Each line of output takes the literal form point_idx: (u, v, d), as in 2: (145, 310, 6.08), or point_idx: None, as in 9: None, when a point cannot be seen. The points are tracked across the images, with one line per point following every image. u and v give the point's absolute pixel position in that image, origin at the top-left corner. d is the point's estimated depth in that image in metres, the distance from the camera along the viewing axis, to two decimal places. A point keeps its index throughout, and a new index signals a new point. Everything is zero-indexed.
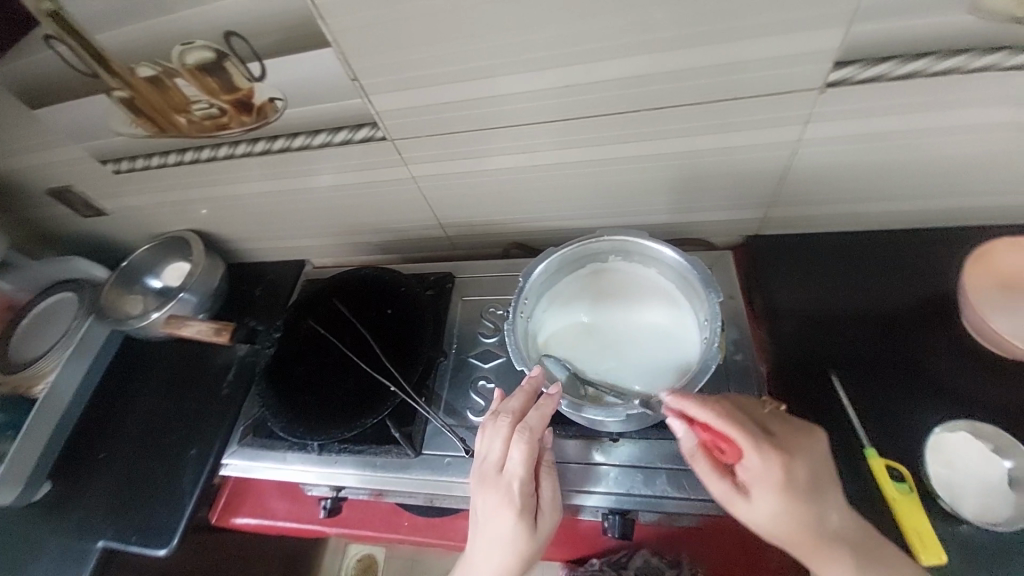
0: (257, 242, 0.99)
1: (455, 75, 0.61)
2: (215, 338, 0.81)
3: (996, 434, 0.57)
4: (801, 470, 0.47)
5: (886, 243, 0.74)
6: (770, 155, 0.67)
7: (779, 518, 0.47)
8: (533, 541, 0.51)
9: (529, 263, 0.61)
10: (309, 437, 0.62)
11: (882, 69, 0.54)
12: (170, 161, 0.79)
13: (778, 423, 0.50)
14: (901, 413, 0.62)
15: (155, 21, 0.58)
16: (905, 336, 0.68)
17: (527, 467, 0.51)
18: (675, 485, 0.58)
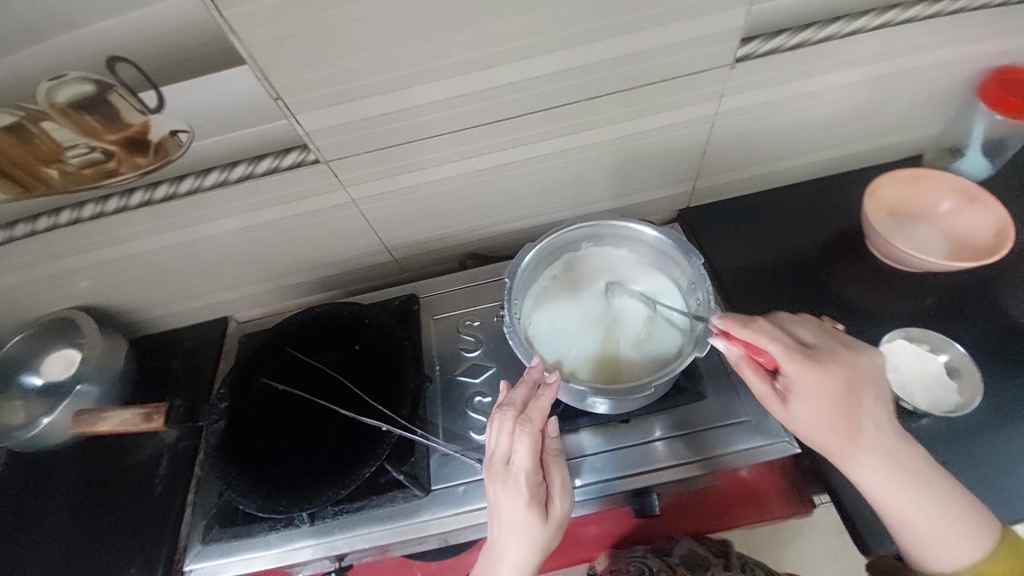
0: (165, 308, 0.84)
1: (390, 85, 0.58)
2: (148, 426, 0.67)
3: (924, 335, 0.69)
4: (835, 377, 0.49)
5: (797, 194, 0.85)
6: (694, 130, 0.73)
7: (814, 419, 0.49)
8: (547, 532, 0.48)
9: (512, 261, 0.59)
10: (297, 508, 0.54)
11: (777, 43, 0.63)
12: (41, 227, 0.65)
13: (825, 337, 0.53)
14: (842, 335, 0.72)
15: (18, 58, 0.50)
16: (832, 270, 0.77)
17: (532, 457, 0.48)
18: (691, 449, 0.61)
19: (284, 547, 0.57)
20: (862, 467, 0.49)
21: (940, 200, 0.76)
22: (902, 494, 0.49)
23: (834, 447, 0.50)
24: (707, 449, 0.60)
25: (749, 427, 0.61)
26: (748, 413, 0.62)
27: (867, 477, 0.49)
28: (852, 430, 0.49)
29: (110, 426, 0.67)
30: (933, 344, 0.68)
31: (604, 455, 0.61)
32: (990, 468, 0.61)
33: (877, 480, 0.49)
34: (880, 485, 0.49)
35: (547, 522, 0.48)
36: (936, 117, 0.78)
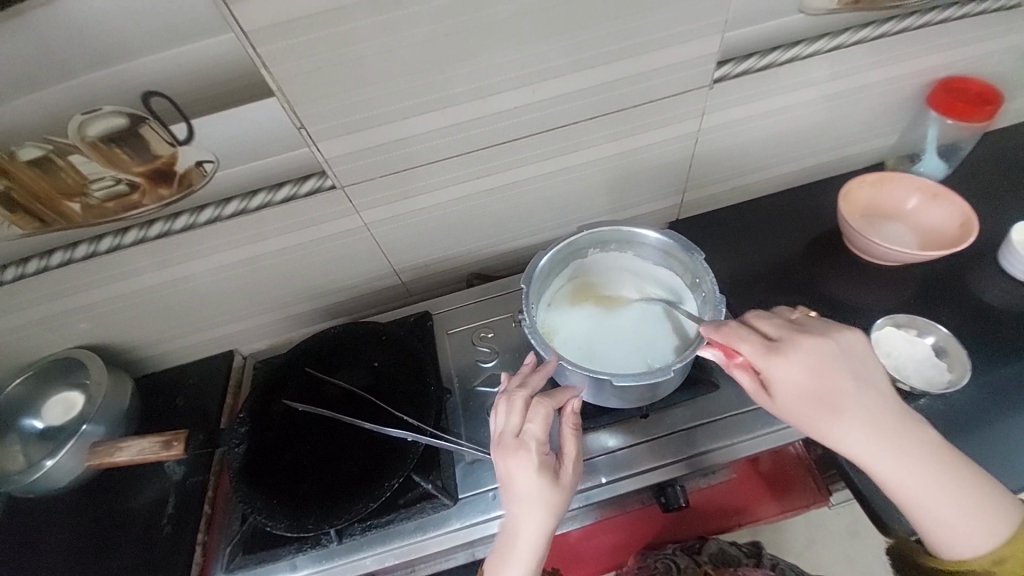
0: (171, 343, 0.84)
1: (405, 113, 0.63)
2: (166, 454, 0.66)
3: (911, 321, 0.74)
4: (801, 366, 0.49)
5: (777, 203, 0.91)
6: (680, 146, 0.79)
7: (796, 412, 0.50)
8: (558, 501, 0.49)
9: (527, 268, 0.62)
10: (326, 525, 0.54)
11: (748, 65, 0.70)
12: (54, 262, 0.65)
13: (800, 334, 0.52)
14: (834, 326, 0.76)
15: (48, 93, 0.51)
16: (817, 268, 0.83)
17: (542, 429, 0.50)
18: (711, 438, 0.63)
19: (311, 568, 0.56)
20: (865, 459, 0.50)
21: (906, 198, 0.83)
22: (912, 482, 0.50)
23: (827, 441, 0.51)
24: (724, 436, 0.63)
25: (758, 415, 0.64)
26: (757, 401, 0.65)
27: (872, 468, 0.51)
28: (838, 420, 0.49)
29: (128, 455, 0.67)
30: (919, 327, 0.73)
31: (624, 450, 0.63)
32: (982, 438, 0.65)
33: (884, 468, 0.50)
34: (890, 475, 0.50)
35: (557, 491, 0.49)
36: (891, 128, 0.87)
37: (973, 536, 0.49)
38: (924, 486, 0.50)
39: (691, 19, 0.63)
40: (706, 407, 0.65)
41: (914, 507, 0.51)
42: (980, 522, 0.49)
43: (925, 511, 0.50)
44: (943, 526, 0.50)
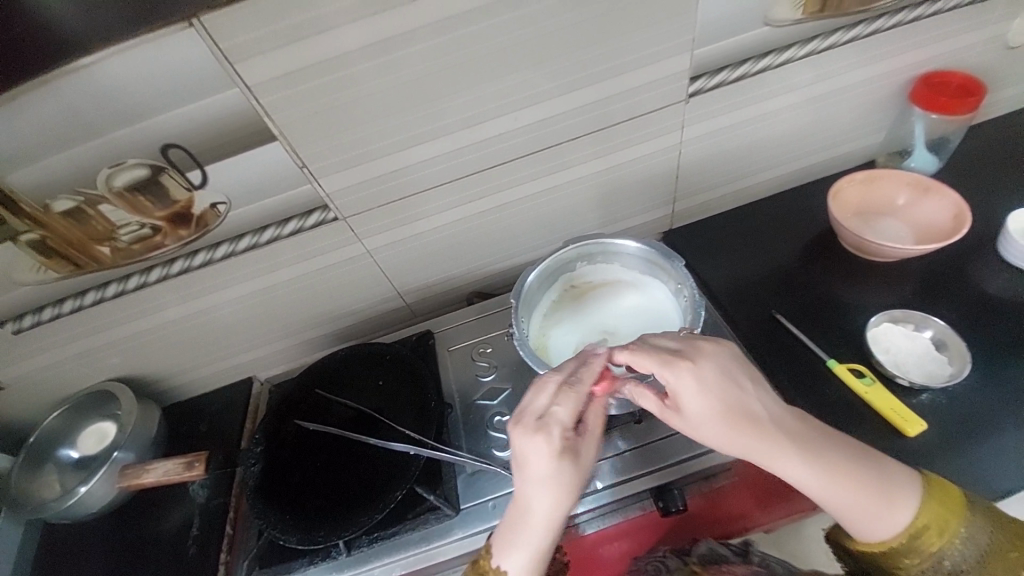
0: (194, 373, 0.89)
1: (399, 145, 0.67)
2: (189, 473, 0.71)
3: (908, 316, 0.74)
4: (708, 375, 0.52)
5: (768, 207, 0.93)
6: (665, 159, 0.82)
7: (706, 419, 0.52)
8: (578, 482, 0.51)
9: (515, 283, 0.65)
10: (335, 537, 0.57)
11: (722, 77, 0.73)
12: (87, 301, 0.72)
13: (681, 340, 0.55)
14: (832, 325, 0.77)
15: (78, 151, 0.57)
16: (812, 269, 0.83)
17: (570, 412, 0.51)
18: (706, 440, 0.65)
19: None
20: (781, 458, 0.53)
21: (896, 195, 0.83)
22: (823, 475, 0.53)
23: (745, 445, 0.53)
24: None
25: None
26: None
27: (789, 467, 0.53)
28: (744, 422, 0.52)
29: (155, 477, 0.72)
30: (916, 322, 0.73)
31: (620, 457, 0.66)
32: (988, 432, 0.64)
33: (797, 465, 0.53)
34: (804, 471, 0.53)
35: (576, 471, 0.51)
36: (877, 127, 0.88)
37: (892, 514, 0.52)
38: (835, 475, 0.53)
39: (659, 41, 0.67)
40: None
41: (828, 496, 0.53)
42: (887, 504, 0.53)
43: (836, 498, 0.53)
44: (858, 513, 0.53)
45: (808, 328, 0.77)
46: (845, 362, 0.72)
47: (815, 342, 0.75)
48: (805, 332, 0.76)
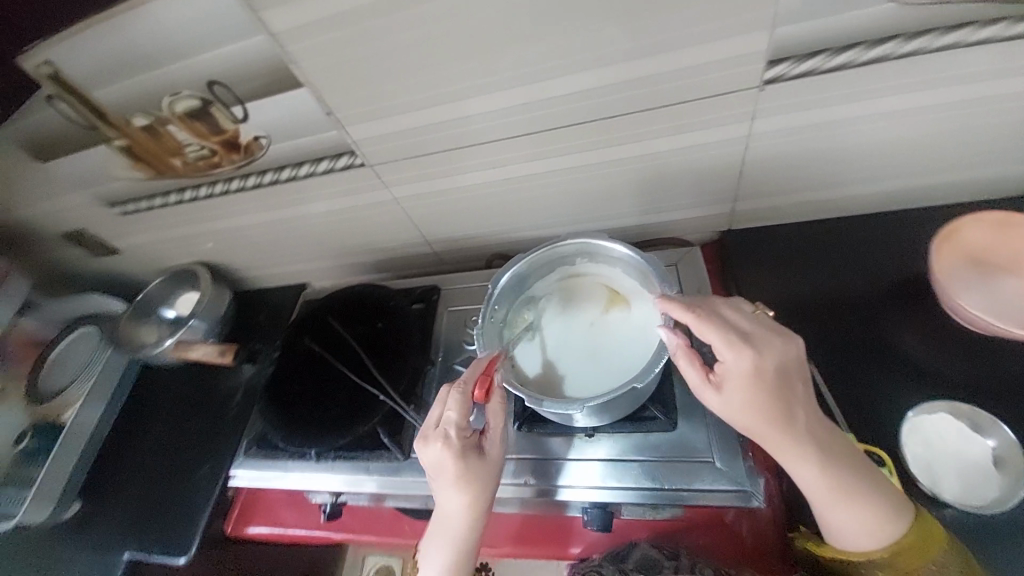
0: (258, 270, 1.05)
1: (421, 102, 0.66)
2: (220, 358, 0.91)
3: (972, 412, 0.59)
4: (767, 363, 0.52)
5: (856, 228, 0.76)
6: (727, 151, 0.69)
7: (742, 405, 0.52)
8: (486, 475, 0.56)
9: (496, 273, 0.66)
10: (307, 446, 0.68)
11: (812, 64, 0.57)
12: (171, 201, 0.85)
13: (755, 325, 0.55)
14: (870, 388, 0.65)
15: (143, 78, 0.64)
16: (877, 318, 0.70)
17: (462, 414, 0.56)
18: (653, 476, 0.60)
19: (297, 474, 0.71)
20: (796, 457, 0.52)
21: None
22: (832, 488, 0.51)
23: (768, 436, 0.52)
24: (670, 480, 0.59)
25: (718, 468, 0.58)
26: (727, 456, 0.58)
27: (798, 467, 0.52)
28: (779, 415, 0.51)
29: (196, 353, 0.92)
30: (982, 424, 0.59)
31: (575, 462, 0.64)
32: (1016, 567, 0.53)
33: (809, 467, 0.51)
34: (815, 478, 0.51)
35: (484, 464, 0.56)
36: None
37: (869, 539, 0.51)
38: (835, 491, 0.51)
39: (731, 11, 0.53)
40: (670, 443, 0.61)
41: (828, 507, 0.52)
42: (873, 528, 0.50)
43: (829, 510, 0.52)
44: (840, 527, 0.52)
45: (842, 387, 0.66)
46: (865, 440, 0.62)
47: (842, 405, 0.65)
48: (834, 390, 0.66)
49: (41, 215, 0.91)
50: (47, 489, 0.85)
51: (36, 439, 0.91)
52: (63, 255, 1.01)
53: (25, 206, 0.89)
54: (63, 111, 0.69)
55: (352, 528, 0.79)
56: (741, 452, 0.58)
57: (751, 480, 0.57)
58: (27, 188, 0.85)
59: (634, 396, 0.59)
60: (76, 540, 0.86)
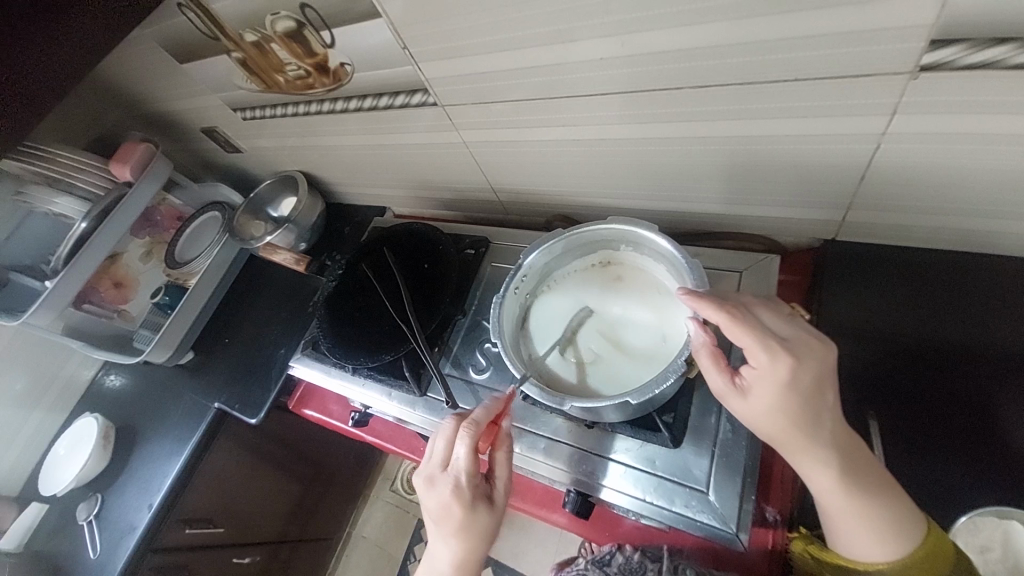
0: (348, 187, 1.13)
1: (490, 46, 0.60)
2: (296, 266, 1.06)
3: None
4: (805, 372, 0.47)
5: (993, 271, 0.61)
6: (848, 148, 0.55)
7: (770, 411, 0.48)
8: (491, 528, 0.57)
9: (530, 246, 0.68)
10: (343, 359, 0.77)
11: (994, 53, 0.41)
12: (277, 112, 0.93)
13: (790, 327, 0.49)
14: (928, 458, 0.57)
15: None
16: (979, 390, 0.58)
17: (472, 463, 0.56)
18: (639, 486, 0.60)
19: (335, 380, 0.82)
20: (813, 466, 0.48)
21: None
22: (846, 497, 0.48)
23: (789, 443, 0.49)
24: (653, 494, 0.59)
25: (708, 500, 0.56)
26: (718, 492, 0.57)
27: (816, 478, 0.49)
28: (807, 425, 0.47)
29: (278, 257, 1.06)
30: None
31: (573, 449, 0.65)
32: None
33: (827, 479, 0.48)
34: (832, 488, 0.48)
35: (490, 516, 0.57)
36: None
37: (882, 550, 0.48)
38: (854, 506, 0.48)
39: None
40: (668, 460, 0.60)
41: (838, 515, 0.49)
42: (887, 537, 0.48)
43: (841, 520, 0.49)
44: (850, 535, 0.49)
45: (902, 459, 0.58)
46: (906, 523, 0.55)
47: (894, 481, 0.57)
48: (892, 460, 0.58)
49: (184, 109, 1.06)
50: (168, 337, 1.12)
51: (167, 296, 1.17)
52: (203, 145, 1.19)
53: (174, 100, 1.04)
54: (192, 19, 0.77)
55: (379, 434, 0.91)
56: (738, 494, 0.56)
57: (739, 524, 0.55)
58: (173, 85, 0.98)
59: (644, 404, 0.57)
60: (193, 380, 1.15)
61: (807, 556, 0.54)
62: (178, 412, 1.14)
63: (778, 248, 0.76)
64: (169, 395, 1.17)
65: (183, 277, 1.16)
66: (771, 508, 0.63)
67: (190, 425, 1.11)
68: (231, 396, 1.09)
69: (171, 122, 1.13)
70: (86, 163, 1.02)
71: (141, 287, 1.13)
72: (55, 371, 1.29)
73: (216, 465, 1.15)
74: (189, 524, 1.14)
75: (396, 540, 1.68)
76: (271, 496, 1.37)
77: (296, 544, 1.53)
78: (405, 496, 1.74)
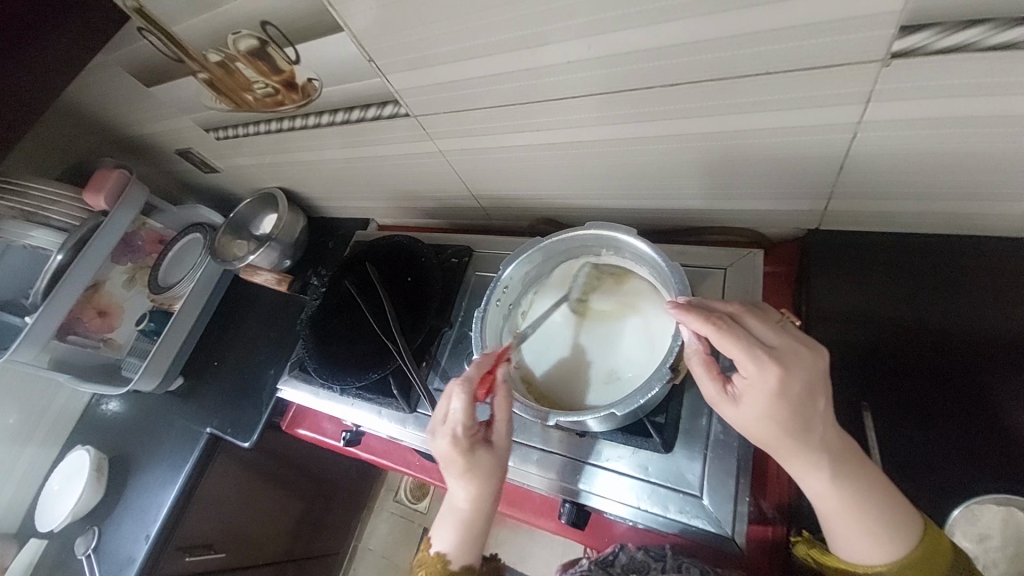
0: (328, 201, 1.12)
1: (456, 54, 0.59)
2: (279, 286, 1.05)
3: None
4: (795, 382, 0.46)
5: (976, 253, 0.61)
6: (825, 139, 0.54)
7: (761, 421, 0.48)
8: (496, 469, 0.56)
9: (509, 256, 0.67)
10: (329, 381, 0.76)
11: (966, 36, 0.40)
12: (249, 131, 0.92)
13: (782, 335, 0.48)
14: (922, 445, 0.56)
15: (209, 16, 0.67)
16: (969, 373, 0.57)
17: (469, 410, 0.55)
18: (633, 494, 0.60)
19: (324, 400, 0.81)
20: (806, 470, 0.48)
21: None
22: (843, 501, 0.48)
23: (781, 449, 0.48)
24: (646, 501, 0.59)
25: (703, 505, 0.56)
26: (710, 495, 0.56)
27: (810, 482, 0.49)
28: (799, 433, 0.47)
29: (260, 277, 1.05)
30: None
31: (566, 458, 0.65)
32: None
33: (823, 484, 0.48)
34: (827, 492, 0.48)
35: (492, 457, 0.56)
36: None
37: (879, 553, 0.47)
38: (849, 509, 0.48)
39: None
40: (662, 466, 0.60)
41: (836, 518, 0.49)
42: (881, 541, 0.47)
43: (837, 523, 0.49)
44: (845, 538, 0.49)
45: (899, 447, 0.57)
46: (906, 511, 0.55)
47: (889, 469, 0.56)
48: (889, 449, 0.57)
49: (156, 132, 1.04)
50: (155, 366, 1.10)
51: (153, 322, 1.15)
52: (179, 167, 1.17)
53: (144, 124, 1.02)
54: (153, 43, 0.75)
55: (374, 451, 0.90)
56: (733, 497, 0.55)
57: (735, 528, 0.54)
58: (142, 109, 0.96)
59: (633, 411, 0.56)
60: (185, 406, 1.14)
61: (812, 560, 0.54)
62: (172, 439, 1.13)
63: (762, 240, 0.76)
64: (161, 422, 1.15)
65: (167, 302, 1.14)
66: (767, 502, 0.63)
67: (184, 452, 1.10)
68: (222, 421, 1.07)
69: (144, 146, 1.11)
70: (62, 196, 1.01)
71: (126, 314, 1.12)
72: (45, 405, 1.27)
73: (213, 490, 1.14)
74: (189, 551, 1.13)
75: (403, 550, 1.68)
76: (274, 516, 1.36)
77: (302, 561, 1.52)
78: (409, 506, 1.74)
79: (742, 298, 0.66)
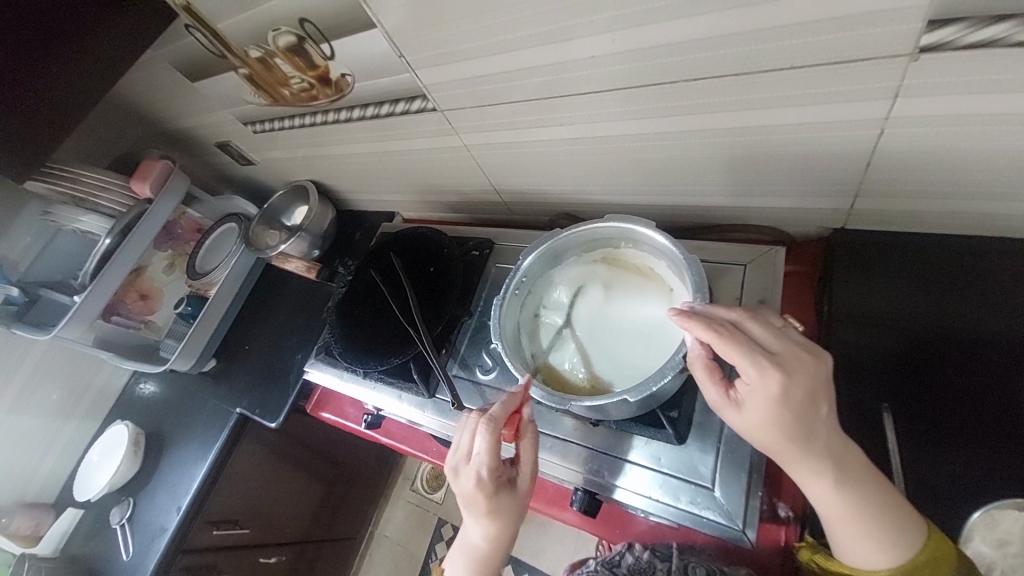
0: (357, 194, 1.16)
1: (483, 49, 0.61)
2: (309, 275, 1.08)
3: None
4: (797, 387, 0.46)
5: (1011, 256, 0.59)
6: (850, 135, 0.54)
7: (763, 425, 0.48)
8: (517, 511, 0.58)
9: (529, 246, 0.69)
10: (352, 365, 0.79)
11: (993, 32, 0.40)
12: (284, 124, 0.96)
13: (784, 342, 0.48)
14: (942, 451, 0.55)
15: (251, 13, 0.70)
16: (998, 380, 0.55)
17: (494, 454, 0.57)
18: (644, 485, 0.60)
19: (348, 383, 0.85)
20: (810, 474, 0.48)
21: None
22: (844, 506, 0.48)
23: (783, 453, 0.48)
24: (658, 491, 0.59)
25: (714, 497, 0.56)
26: (722, 487, 0.57)
27: (814, 487, 0.48)
28: (801, 438, 0.47)
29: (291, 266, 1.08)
30: None
31: (579, 446, 0.66)
32: None
33: (825, 489, 0.48)
34: (829, 497, 0.48)
35: (514, 498, 0.58)
36: None
37: (884, 560, 0.47)
38: (854, 515, 0.47)
39: None
40: (674, 457, 0.60)
41: (835, 521, 0.49)
42: (886, 548, 0.47)
43: (840, 529, 0.49)
44: (849, 545, 0.48)
45: (919, 453, 0.55)
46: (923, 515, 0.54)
47: (906, 473, 0.55)
48: (908, 454, 0.56)
49: (198, 125, 1.09)
50: (189, 348, 1.16)
51: (190, 305, 1.21)
52: (218, 159, 1.22)
53: (188, 117, 1.08)
54: (198, 39, 0.79)
55: (393, 435, 0.92)
56: (745, 490, 0.55)
57: (746, 522, 0.55)
58: (186, 102, 1.02)
59: (646, 400, 0.57)
60: (216, 387, 1.19)
61: (815, 565, 0.53)
62: (203, 418, 1.18)
63: (785, 239, 0.75)
64: (194, 400, 1.22)
65: (203, 287, 1.20)
66: (782, 503, 0.63)
67: (214, 429, 1.15)
68: (251, 402, 1.12)
69: (186, 138, 1.17)
70: (109, 182, 1.07)
71: (165, 297, 1.17)
72: (87, 382, 1.35)
73: (238, 469, 1.18)
74: (216, 525, 1.18)
75: (417, 538, 1.71)
76: (296, 497, 1.41)
77: (320, 544, 1.57)
78: (425, 496, 1.77)
79: (761, 295, 0.66)
